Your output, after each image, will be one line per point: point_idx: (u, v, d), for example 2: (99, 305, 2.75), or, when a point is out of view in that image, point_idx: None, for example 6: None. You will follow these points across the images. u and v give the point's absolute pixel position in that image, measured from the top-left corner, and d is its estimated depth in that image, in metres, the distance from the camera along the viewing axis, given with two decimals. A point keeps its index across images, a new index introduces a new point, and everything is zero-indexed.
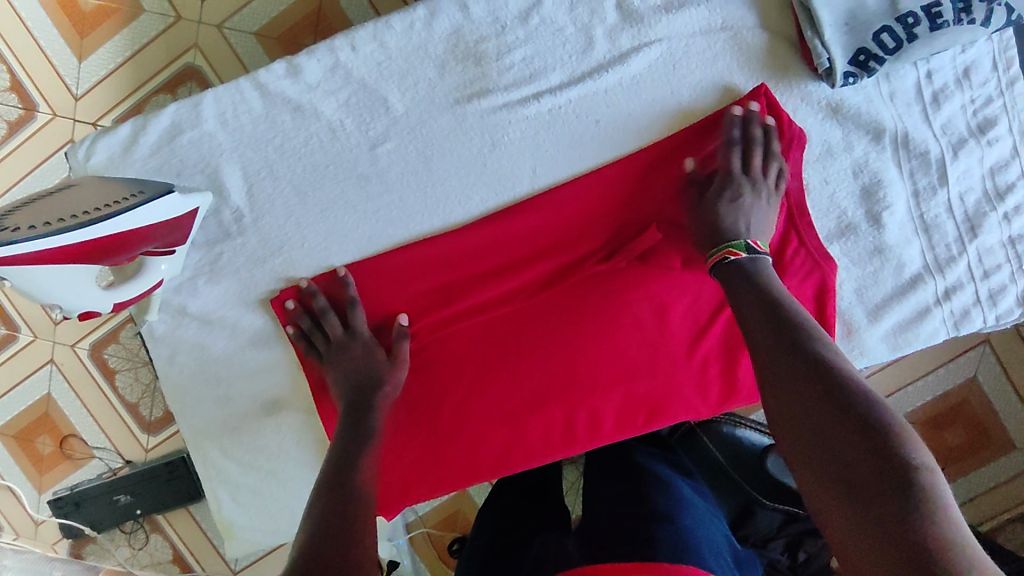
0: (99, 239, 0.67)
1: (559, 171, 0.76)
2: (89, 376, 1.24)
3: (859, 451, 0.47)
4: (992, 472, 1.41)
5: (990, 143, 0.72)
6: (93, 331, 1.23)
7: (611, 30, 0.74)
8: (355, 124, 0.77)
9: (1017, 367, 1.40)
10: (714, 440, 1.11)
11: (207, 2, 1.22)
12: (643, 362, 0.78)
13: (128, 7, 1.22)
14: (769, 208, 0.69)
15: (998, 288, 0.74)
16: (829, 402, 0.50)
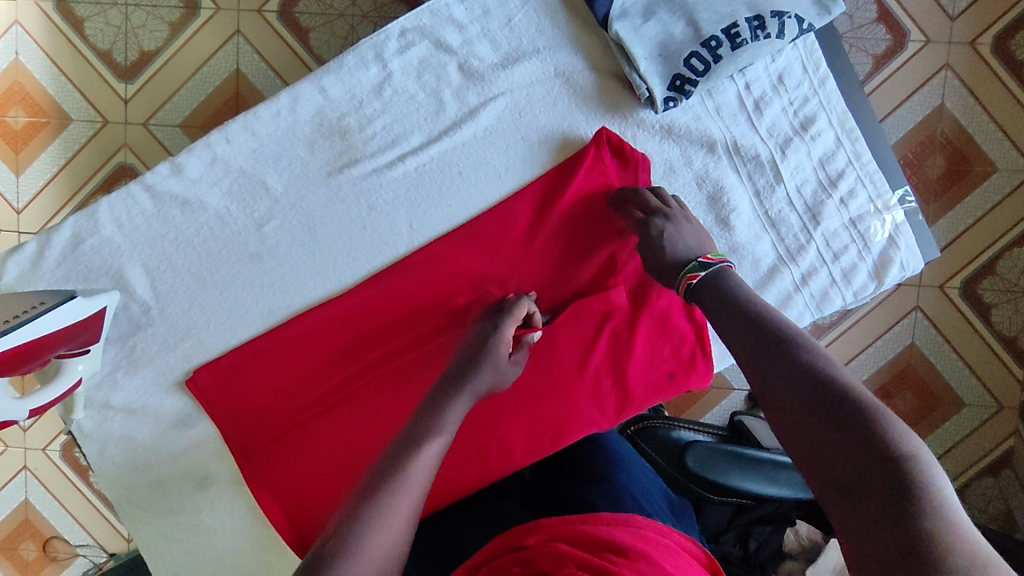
0: (7, 351, 0.73)
1: (434, 223, 0.82)
2: (62, 476, 1.31)
3: (858, 455, 0.44)
4: (946, 433, 1.44)
5: (813, 138, 0.79)
6: (61, 433, 1.30)
7: (458, 90, 0.81)
8: (240, 209, 0.83)
9: (953, 330, 1.43)
10: (653, 445, 1.12)
11: (130, 102, 1.30)
12: (543, 390, 0.83)
13: (55, 118, 1.29)
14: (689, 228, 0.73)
15: (850, 267, 0.80)
16: (821, 402, 0.48)
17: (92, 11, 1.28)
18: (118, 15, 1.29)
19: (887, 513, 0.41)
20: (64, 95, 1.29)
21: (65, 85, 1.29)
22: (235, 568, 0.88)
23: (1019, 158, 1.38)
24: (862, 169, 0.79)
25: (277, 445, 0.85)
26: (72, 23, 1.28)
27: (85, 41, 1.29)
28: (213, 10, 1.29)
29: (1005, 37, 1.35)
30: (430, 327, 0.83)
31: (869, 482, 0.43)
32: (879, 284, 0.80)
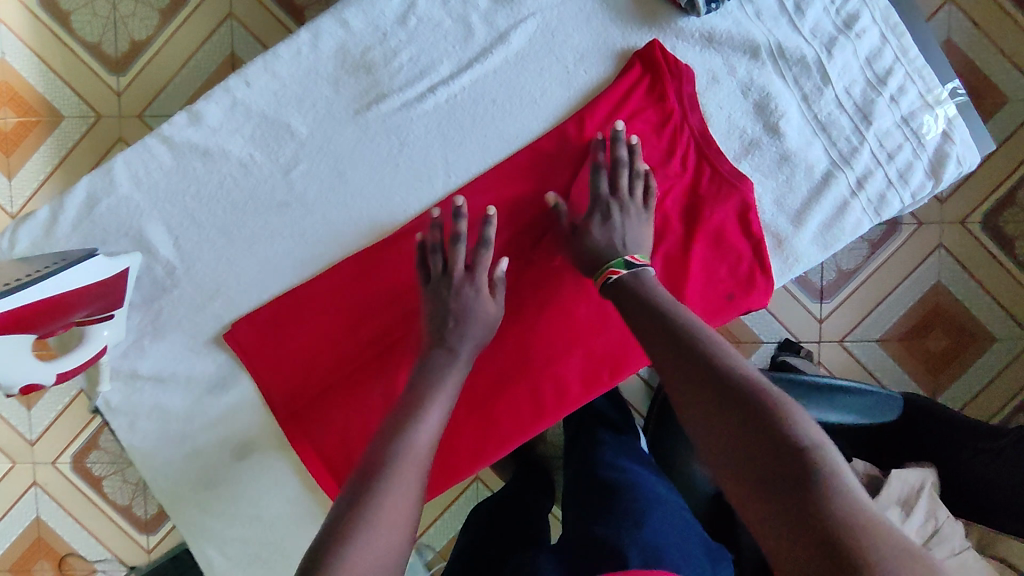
0: (38, 303, 0.67)
1: (468, 158, 0.79)
2: (75, 489, 1.24)
3: (774, 443, 0.49)
4: (979, 371, 1.43)
5: (858, 36, 0.76)
6: (71, 444, 1.24)
7: (486, 14, 0.77)
8: (265, 155, 0.79)
9: (978, 265, 1.41)
10: None
11: (123, 95, 1.24)
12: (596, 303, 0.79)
13: (47, 117, 1.24)
14: (643, 225, 0.74)
15: (906, 167, 0.77)
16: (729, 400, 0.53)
17: (78, 4, 1.23)
18: (106, 6, 1.23)
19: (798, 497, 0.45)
20: (54, 92, 1.24)
21: (55, 82, 1.24)
22: (284, 538, 0.84)
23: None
24: (910, 66, 0.77)
25: (320, 403, 0.81)
26: (57, 17, 1.23)
27: (72, 35, 1.23)
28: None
29: None
30: None
31: (779, 464, 0.48)
32: (937, 182, 0.78)
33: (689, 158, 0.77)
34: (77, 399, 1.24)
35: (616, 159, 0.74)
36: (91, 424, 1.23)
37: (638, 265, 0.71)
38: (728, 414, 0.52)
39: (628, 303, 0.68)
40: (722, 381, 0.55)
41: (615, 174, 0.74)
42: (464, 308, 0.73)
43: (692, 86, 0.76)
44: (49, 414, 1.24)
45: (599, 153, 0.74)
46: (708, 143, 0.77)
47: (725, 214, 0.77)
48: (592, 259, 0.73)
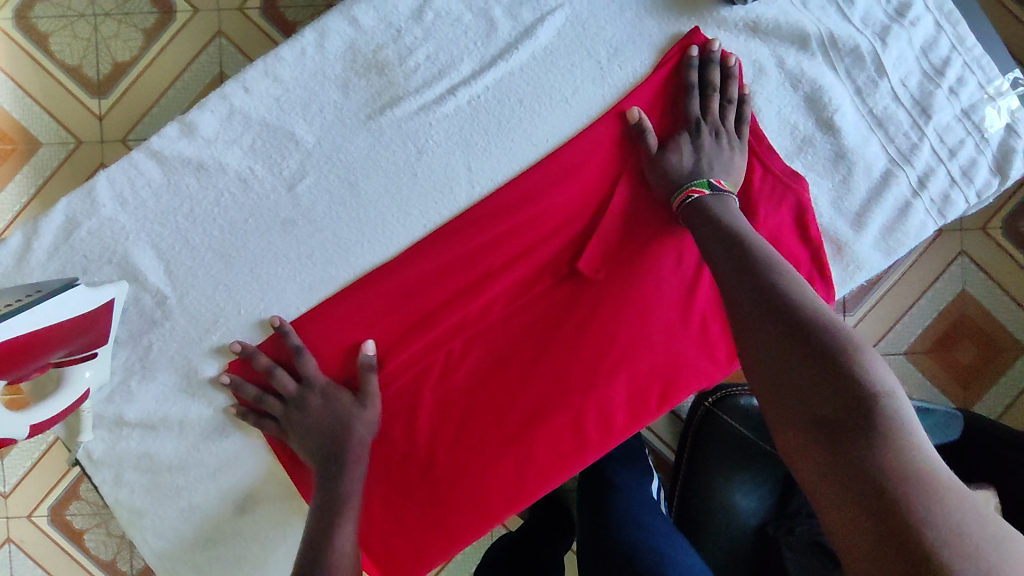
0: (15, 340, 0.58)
1: (494, 164, 0.71)
2: (54, 545, 1.12)
3: (830, 383, 0.44)
4: (1010, 381, 1.36)
5: (913, 23, 0.70)
6: (47, 495, 1.12)
7: (510, 7, 0.70)
8: (266, 168, 0.70)
9: (1004, 271, 1.36)
10: (736, 418, 1.01)
11: (105, 119, 1.14)
12: (646, 314, 0.72)
13: (23, 144, 1.13)
14: (732, 153, 0.68)
15: (969, 163, 0.71)
16: (789, 333, 0.48)
17: (56, 25, 1.13)
18: (87, 26, 1.13)
19: (850, 444, 0.40)
20: (31, 117, 1.13)
21: (31, 107, 1.13)
22: None
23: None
24: (968, 55, 0.70)
25: None
26: (34, 38, 1.13)
27: (50, 57, 1.13)
28: (191, 13, 1.14)
29: None
30: (503, 289, 0.72)
31: (836, 406, 0.43)
32: (1003, 179, 0.71)
33: None
34: (56, 444, 1.12)
35: (707, 82, 0.68)
36: (71, 471, 1.12)
37: (722, 190, 0.65)
38: (784, 347, 0.47)
39: (703, 221, 0.62)
40: (782, 313, 0.49)
41: (705, 97, 0.69)
42: (323, 416, 0.68)
43: (738, 79, 0.69)
44: (24, 464, 1.12)
45: (691, 73, 0.68)
46: (758, 141, 0.70)
47: (781, 219, 0.70)
48: (671, 184, 0.67)
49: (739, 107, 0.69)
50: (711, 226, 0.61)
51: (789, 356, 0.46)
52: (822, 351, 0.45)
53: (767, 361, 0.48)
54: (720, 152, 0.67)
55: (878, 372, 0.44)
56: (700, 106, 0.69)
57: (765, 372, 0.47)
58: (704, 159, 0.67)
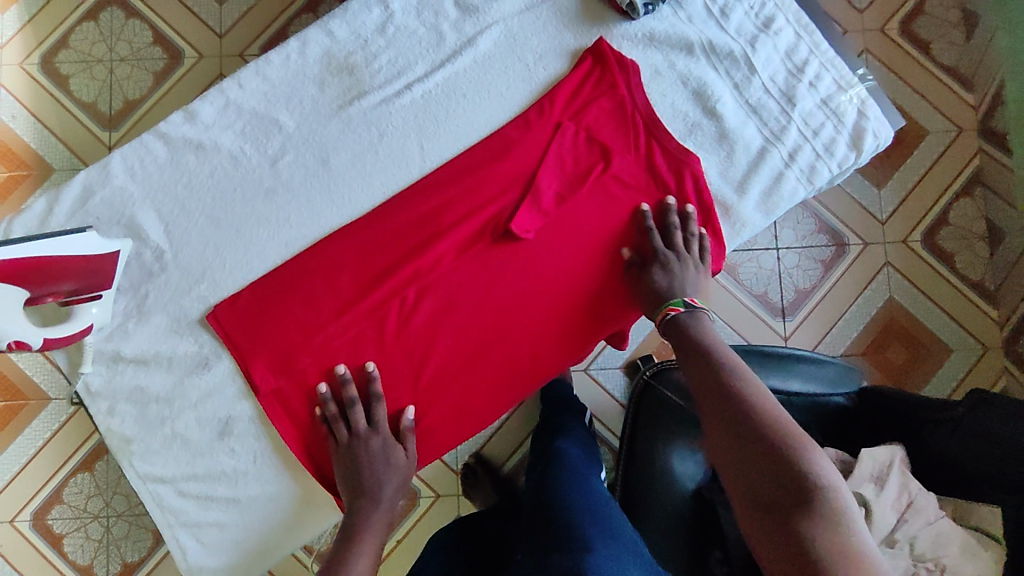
0: (26, 261, 0.71)
1: (442, 146, 0.87)
2: (34, 550, 1.18)
3: (783, 480, 0.56)
4: (942, 381, 1.44)
5: (776, 34, 0.88)
6: (32, 499, 1.19)
7: (456, 23, 0.88)
8: (254, 147, 0.86)
9: (925, 280, 1.47)
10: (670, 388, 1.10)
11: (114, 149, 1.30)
12: (584, 291, 0.87)
13: (37, 170, 1.28)
14: (697, 273, 0.83)
15: (830, 140, 0.87)
16: (749, 437, 0.60)
17: (76, 69, 1.31)
18: (103, 70, 1.32)
19: (794, 526, 0.53)
20: (48, 147, 1.29)
21: (49, 138, 1.29)
22: (262, 519, 0.84)
23: (945, 120, 1.50)
24: (823, 57, 0.88)
25: (301, 382, 0.83)
26: (56, 80, 1.31)
27: (69, 96, 1.31)
28: (196, 59, 1.33)
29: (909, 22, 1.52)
30: (448, 245, 0.85)
31: (787, 499, 0.55)
32: (858, 153, 0.88)
33: (640, 139, 0.86)
34: (42, 451, 1.19)
35: (669, 220, 0.85)
36: (56, 475, 1.19)
37: (696, 307, 0.80)
38: (746, 450, 0.60)
39: (681, 339, 0.76)
40: (745, 420, 0.62)
41: (667, 234, 0.84)
42: (375, 459, 0.80)
43: (638, 77, 0.86)
44: (11, 469, 1.19)
45: (647, 218, 0.85)
46: (657, 124, 0.86)
47: (677, 186, 0.86)
48: (656, 299, 0.82)
49: (698, 236, 0.85)
50: (689, 339, 0.75)
51: (750, 459, 0.59)
52: (775, 452, 0.58)
53: (733, 459, 0.60)
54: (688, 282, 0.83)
55: (822, 468, 0.56)
56: (665, 240, 0.84)
57: (733, 470, 0.60)
58: (676, 279, 0.83)
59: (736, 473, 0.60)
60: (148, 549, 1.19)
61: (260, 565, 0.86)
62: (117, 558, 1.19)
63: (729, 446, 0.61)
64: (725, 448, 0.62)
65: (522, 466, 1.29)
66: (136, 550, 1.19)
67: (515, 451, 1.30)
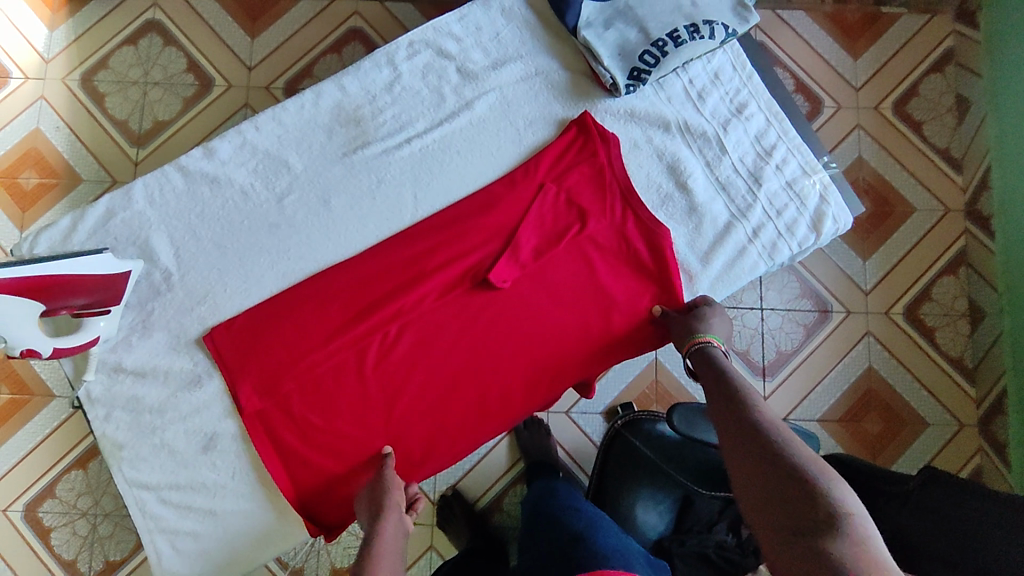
0: (40, 279, 0.78)
1: (434, 196, 0.95)
2: (22, 540, 1.22)
3: (806, 501, 0.57)
4: (913, 457, 1.40)
5: (747, 119, 0.97)
6: (26, 491, 1.23)
7: (457, 87, 0.97)
8: (264, 184, 0.94)
9: (908, 354, 1.45)
10: (641, 439, 1.21)
11: (139, 165, 1.39)
12: (555, 339, 0.92)
13: (66, 179, 1.36)
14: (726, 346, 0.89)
15: (792, 221, 0.94)
16: (771, 464, 0.62)
17: (114, 88, 1.41)
18: (138, 91, 1.41)
19: (813, 545, 0.54)
20: (79, 158, 1.37)
21: (81, 149, 1.38)
22: (236, 532, 0.89)
23: (931, 200, 1.50)
24: (790, 143, 0.96)
25: (282, 404, 0.88)
26: (94, 97, 1.40)
27: (104, 112, 1.40)
28: (225, 87, 1.43)
29: (902, 102, 1.53)
30: (429, 288, 0.91)
31: (811, 521, 0.56)
32: (818, 235, 0.94)
33: (616, 206, 0.93)
34: (42, 444, 1.25)
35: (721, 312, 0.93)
36: (51, 469, 1.24)
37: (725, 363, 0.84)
38: (768, 476, 0.61)
39: (708, 370, 0.80)
40: (767, 448, 0.64)
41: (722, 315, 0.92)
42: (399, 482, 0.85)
43: (618, 149, 0.94)
44: (10, 459, 1.24)
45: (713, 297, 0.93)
46: (633, 193, 0.94)
47: (646, 251, 0.92)
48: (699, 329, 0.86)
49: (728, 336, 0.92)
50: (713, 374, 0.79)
51: (771, 484, 0.60)
52: (794, 476, 0.59)
53: (755, 485, 0.62)
54: (719, 320, 0.87)
55: (842, 492, 0.57)
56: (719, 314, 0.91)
57: (759, 504, 0.61)
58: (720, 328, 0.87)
59: (758, 497, 0.61)
60: (130, 550, 1.23)
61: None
62: (100, 556, 1.23)
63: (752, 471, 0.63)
64: (747, 475, 0.63)
65: (496, 505, 1.31)
66: (120, 549, 1.23)
67: (491, 486, 1.32)
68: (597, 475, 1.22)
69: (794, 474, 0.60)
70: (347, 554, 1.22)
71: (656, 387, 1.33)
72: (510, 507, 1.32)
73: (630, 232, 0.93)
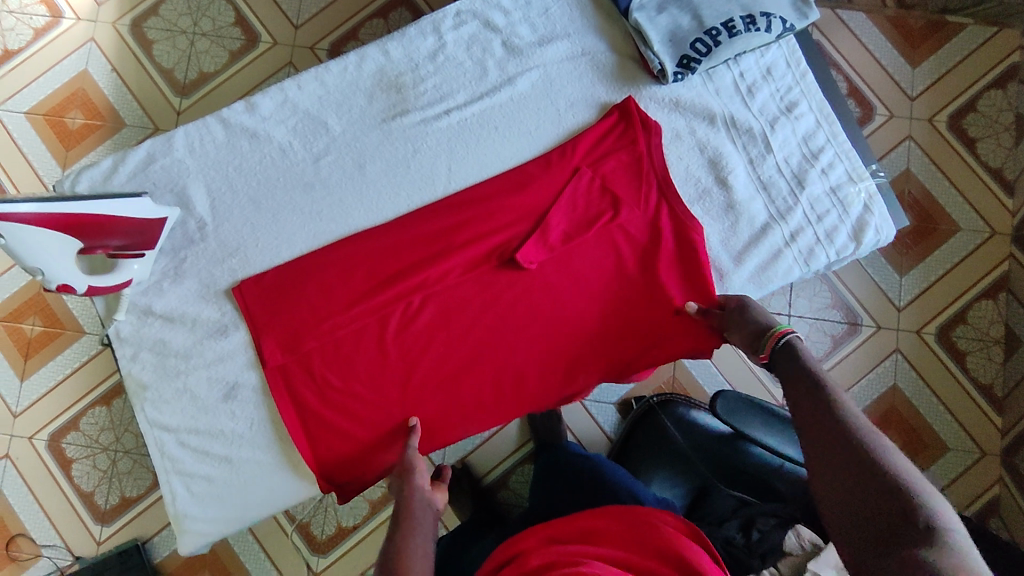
0: (80, 217, 0.80)
1: (468, 171, 0.95)
2: (45, 468, 1.27)
3: (904, 508, 0.56)
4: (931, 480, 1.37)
5: (796, 118, 0.94)
6: (53, 421, 1.28)
7: (500, 61, 0.96)
8: (301, 144, 0.95)
9: (934, 375, 1.41)
10: (673, 422, 1.23)
11: (182, 115, 1.40)
12: (575, 324, 0.92)
13: (110, 122, 1.38)
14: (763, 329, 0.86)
15: (832, 228, 0.92)
16: (864, 467, 0.61)
17: (162, 36, 1.42)
18: (185, 41, 1.43)
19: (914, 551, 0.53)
20: (123, 103, 1.39)
21: (125, 94, 1.40)
22: (248, 482, 0.91)
23: (978, 219, 1.45)
24: (839, 147, 0.94)
25: (300, 361, 0.90)
26: (142, 43, 1.42)
27: (150, 58, 1.41)
28: (270, 44, 1.43)
29: (958, 116, 1.47)
30: (455, 260, 0.91)
31: (908, 528, 0.55)
32: (858, 245, 0.91)
33: (651, 197, 0.92)
34: (70, 377, 1.29)
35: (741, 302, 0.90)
36: (77, 404, 1.28)
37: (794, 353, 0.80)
38: (863, 479, 0.60)
39: (783, 359, 0.77)
40: (861, 449, 0.63)
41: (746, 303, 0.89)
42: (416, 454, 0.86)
43: (659, 138, 0.92)
44: (40, 389, 1.28)
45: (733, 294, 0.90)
46: (670, 185, 0.92)
47: (677, 245, 0.91)
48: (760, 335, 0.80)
49: None
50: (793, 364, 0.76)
51: (866, 487, 0.60)
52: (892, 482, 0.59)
53: (844, 486, 0.61)
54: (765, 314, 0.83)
55: (942, 506, 0.56)
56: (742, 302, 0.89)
57: (849, 504, 0.60)
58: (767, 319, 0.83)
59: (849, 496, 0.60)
60: (147, 488, 1.27)
61: (238, 523, 0.92)
62: (117, 490, 1.27)
63: (844, 473, 0.62)
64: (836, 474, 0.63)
65: (502, 481, 1.32)
66: (137, 487, 1.27)
67: (501, 462, 1.33)
68: (620, 445, 1.25)
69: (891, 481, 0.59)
70: (354, 512, 1.25)
71: (672, 382, 1.32)
72: (516, 484, 1.33)
73: (662, 224, 0.91)
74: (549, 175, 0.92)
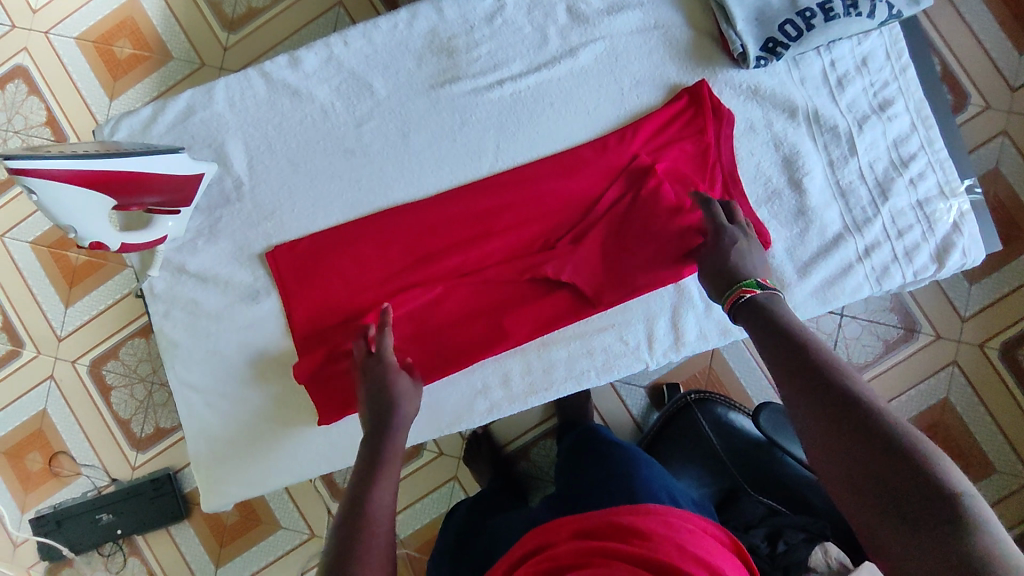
0: (112, 174, 0.76)
1: (518, 148, 0.88)
2: (86, 393, 1.27)
3: (913, 479, 0.49)
4: None
5: (890, 119, 0.84)
6: (94, 347, 1.27)
7: (563, 28, 0.88)
8: (344, 106, 0.89)
9: (990, 394, 1.32)
10: (708, 420, 1.17)
11: (229, 51, 1.35)
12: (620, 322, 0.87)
13: (157, 54, 1.34)
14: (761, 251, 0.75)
15: (913, 246, 0.83)
16: (849, 432, 0.53)
17: None
18: None
19: (936, 536, 0.46)
20: (171, 34, 1.34)
21: (173, 25, 1.35)
22: (272, 448, 0.90)
23: None
24: (933, 155, 0.84)
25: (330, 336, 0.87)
26: None
27: None
28: None
29: None
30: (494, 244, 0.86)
31: (922, 505, 0.48)
32: (939, 267, 0.83)
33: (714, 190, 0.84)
34: (109, 310, 1.28)
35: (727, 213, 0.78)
36: (118, 333, 1.27)
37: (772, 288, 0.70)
38: (855, 447, 0.52)
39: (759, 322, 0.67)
40: (847, 409, 0.54)
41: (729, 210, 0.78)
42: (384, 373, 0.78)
43: (730, 129, 0.84)
44: (84, 315, 1.28)
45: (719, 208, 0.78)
46: (737, 184, 0.84)
47: None
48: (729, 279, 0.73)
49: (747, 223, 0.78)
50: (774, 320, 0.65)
51: (860, 456, 0.52)
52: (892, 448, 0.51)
53: (838, 454, 0.53)
54: (750, 248, 0.74)
55: (950, 468, 0.49)
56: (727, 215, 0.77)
57: (846, 476, 0.52)
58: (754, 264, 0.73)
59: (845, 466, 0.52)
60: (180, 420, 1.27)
61: (261, 487, 0.90)
62: (152, 421, 1.27)
63: (834, 442, 0.54)
64: (826, 441, 0.54)
65: (524, 453, 1.29)
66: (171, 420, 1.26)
67: (523, 433, 1.30)
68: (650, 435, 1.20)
69: (912, 464, 0.49)
70: None
71: (708, 374, 1.26)
72: (538, 457, 1.30)
73: None
74: (602, 162, 0.86)
